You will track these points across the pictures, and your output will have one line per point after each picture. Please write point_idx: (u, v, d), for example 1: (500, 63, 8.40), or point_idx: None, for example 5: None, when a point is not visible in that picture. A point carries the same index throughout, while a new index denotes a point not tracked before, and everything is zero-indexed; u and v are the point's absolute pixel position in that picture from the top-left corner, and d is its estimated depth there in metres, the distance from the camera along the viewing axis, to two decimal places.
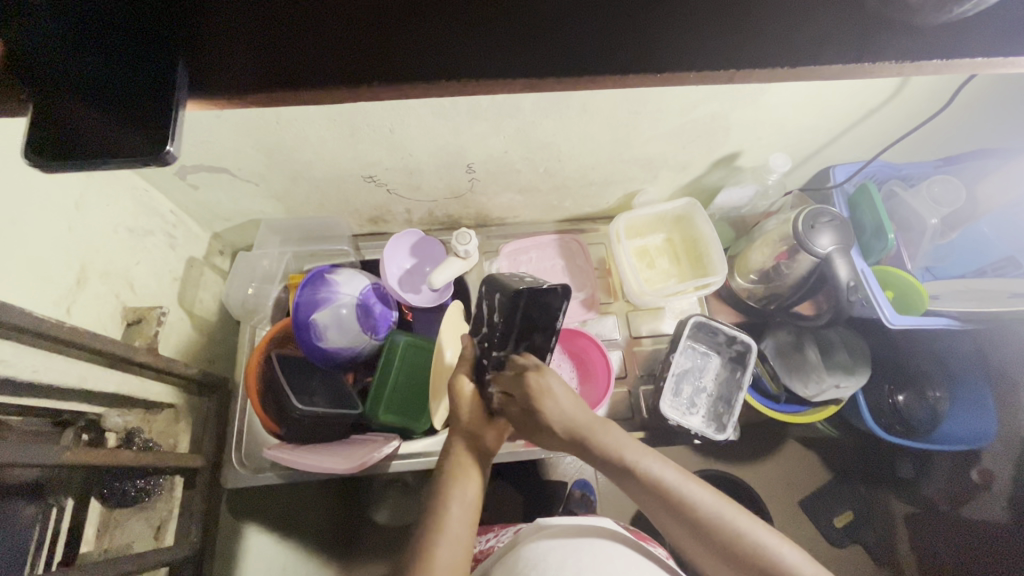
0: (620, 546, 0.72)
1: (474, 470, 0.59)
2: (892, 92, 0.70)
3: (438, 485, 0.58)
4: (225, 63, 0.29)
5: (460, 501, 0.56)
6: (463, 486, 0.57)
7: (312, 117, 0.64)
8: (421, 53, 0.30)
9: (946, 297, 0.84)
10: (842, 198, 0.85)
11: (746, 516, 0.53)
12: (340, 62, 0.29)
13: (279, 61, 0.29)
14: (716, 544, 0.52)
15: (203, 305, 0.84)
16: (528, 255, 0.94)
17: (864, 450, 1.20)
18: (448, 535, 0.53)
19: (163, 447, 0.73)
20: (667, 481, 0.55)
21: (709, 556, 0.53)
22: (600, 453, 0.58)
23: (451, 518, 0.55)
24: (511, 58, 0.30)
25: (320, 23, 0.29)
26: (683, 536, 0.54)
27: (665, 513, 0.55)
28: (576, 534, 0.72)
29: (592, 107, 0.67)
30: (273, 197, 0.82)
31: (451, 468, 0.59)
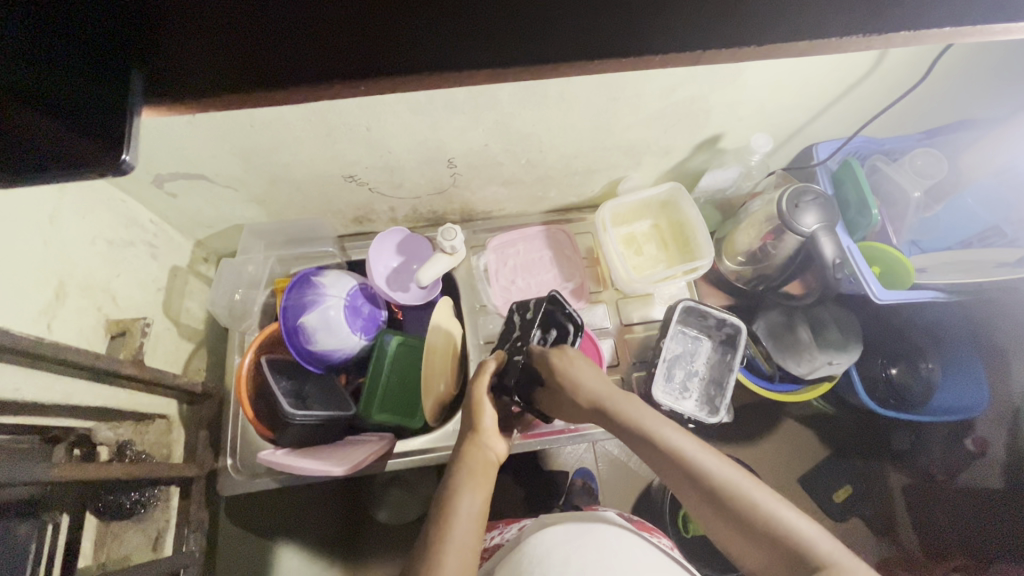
0: (622, 535, 0.72)
1: (483, 481, 0.61)
2: (870, 67, 0.69)
3: (448, 492, 0.60)
4: (181, 69, 0.28)
5: (468, 508, 0.58)
6: (472, 494, 0.59)
7: (287, 117, 0.63)
8: (383, 47, 0.29)
9: (932, 270, 0.85)
10: (826, 175, 0.84)
11: (759, 486, 0.54)
12: (300, 64, 0.29)
13: (237, 64, 0.29)
14: (728, 512, 0.53)
15: (189, 313, 0.83)
16: (516, 247, 0.94)
17: (862, 425, 1.21)
18: (457, 543, 0.55)
19: (156, 458, 0.73)
20: (681, 449, 0.57)
21: (717, 520, 0.55)
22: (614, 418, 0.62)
23: (457, 527, 0.56)
24: (482, 48, 0.30)
25: (280, 20, 0.28)
26: (696, 501, 0.56)
27: (683, 484, 0.57)
28: (578, 528, 0.72)
29: (571, 95, 0.66)
30: (254, 201, 0.81)
31: (460, 474, 0.62)
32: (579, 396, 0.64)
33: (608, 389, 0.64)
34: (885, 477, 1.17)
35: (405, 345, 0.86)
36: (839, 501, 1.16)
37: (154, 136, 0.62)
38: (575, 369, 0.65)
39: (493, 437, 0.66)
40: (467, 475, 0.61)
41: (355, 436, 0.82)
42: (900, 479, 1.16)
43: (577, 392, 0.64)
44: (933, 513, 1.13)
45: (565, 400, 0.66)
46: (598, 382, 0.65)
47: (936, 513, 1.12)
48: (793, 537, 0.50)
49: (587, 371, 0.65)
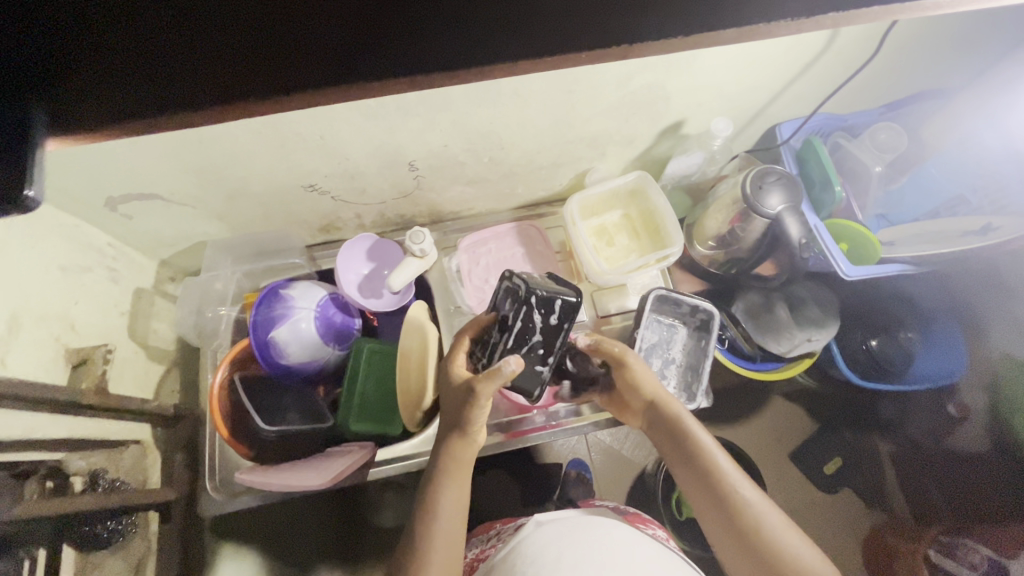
0: (616, 530, 0.72)
1: (464, 475, 0.62)
2: (823, 45, 0.69)
3: (428, 487, 0.61)
4: (89, 97, 0.27)
5: (451, 503, 0.59)
6: (455, 491, 0.60)
7: (235, 131, 0.61)
8: (302, 64, 0.29)
9: (901, 242, 0.86)
10: (791, 154, 0.85)
11: (770, 506, 0.57)
12: (216, 78, 0.28)
13: (151, 88, 0.28)
14: (731, 520, 0.57)
15: (158, 335, 0.82)
16: (487, 246, 0.92)
17: (847, 398, 1.22)
18: (441, 539, 0.57)
19: (132, 485, 0.72)
20: (707, 452, 0.62)
21: (717, 525, 0.58)
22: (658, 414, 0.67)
23: (439, 524, 0.58)
24: (406, 59, 0.30)
25: (194, 41, 0.28)
26: (706, 505, 0.60)
27: (701, 488, 0.60)
28: (572, 526, 0.72)
29: (525, 91, 0.65)
30: (215, 217, 0.79)
31: (445, 468, 0.62)
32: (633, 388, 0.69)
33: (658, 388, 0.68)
34: (873, 446, 1.18)
35: (378, 352, 0.84)
36: (829, 473, 1.17)
37: (98, 159, 0.60)
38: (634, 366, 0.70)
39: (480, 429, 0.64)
40: (454, 468, 0.62)
41: (332, 447, 0.81)
42: (887, 447, 1.18)
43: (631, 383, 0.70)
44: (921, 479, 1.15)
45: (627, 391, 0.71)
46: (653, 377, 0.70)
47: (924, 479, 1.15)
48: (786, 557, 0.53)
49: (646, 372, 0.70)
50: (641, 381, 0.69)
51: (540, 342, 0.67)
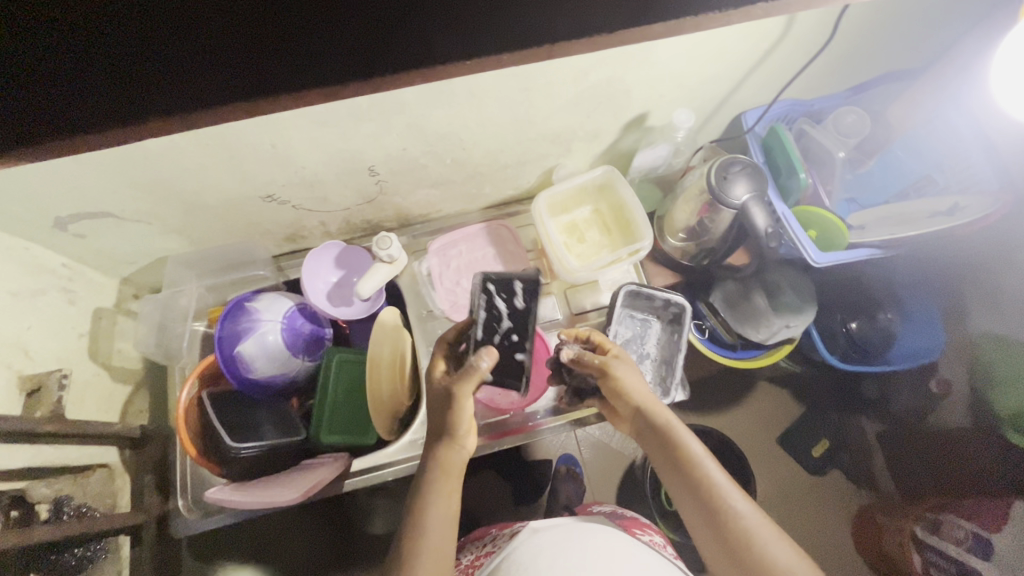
0: (610, 537, 0.72)
1: (454, 483, 0.60)
2: (781, 31, 0.68)
3: (415, 498, 0.59)
4: (83, 109, 0.33)
5: (440, 513, 0.58)
6: (444, 501, 0.58)
7: (182, 144, 0.60)
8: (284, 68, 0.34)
9: (871, 226, 0.85)
10: (757, 143, 0.84)
11: (758, 515, 0.57)
12: (200, 90, 0.34)
13: (138, 104, 0.33)
14: (720, 530, 0.56)
15: (122, 355, 0.80)
16: (458, 248, 0.91)
17: (831, 380, 1.23)
18: (430, 553, 0.55)
19: (99, 510, 0.71)
20: (695, 461, 0.60)
21: (706, 536, 0.58)
22: (647, 420, 0.65)
23: (427, 536, 0.56)
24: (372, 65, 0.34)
25: (162, 58, 0.33)
26: (696, 515, 0.59)
27: (690, 498, 0.59)
28: (565, 531, 0.72)
29: (480, 91, 0.64)
30: (173, 232, 0.77)
31: (432, 476, 0.60)
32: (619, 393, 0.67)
33: (645, 392, 0.66)
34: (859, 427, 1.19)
35: (348, 361, 0.83)
36: (817, 456, 1.18)
37: (41, 179, 0.59)
38: (620, 372, 0.67)
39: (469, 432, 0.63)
40: (442, 477, 0.60)
41: (307, 459, 0.79)
42: (874, 427, 1.19)
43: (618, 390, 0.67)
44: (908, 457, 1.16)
45: (613, 397, 0.68)
46: (640, 380, 0.67)
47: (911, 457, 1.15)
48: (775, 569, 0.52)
49: (634, 377, 0.67)
50: (627, 387, 0.66)
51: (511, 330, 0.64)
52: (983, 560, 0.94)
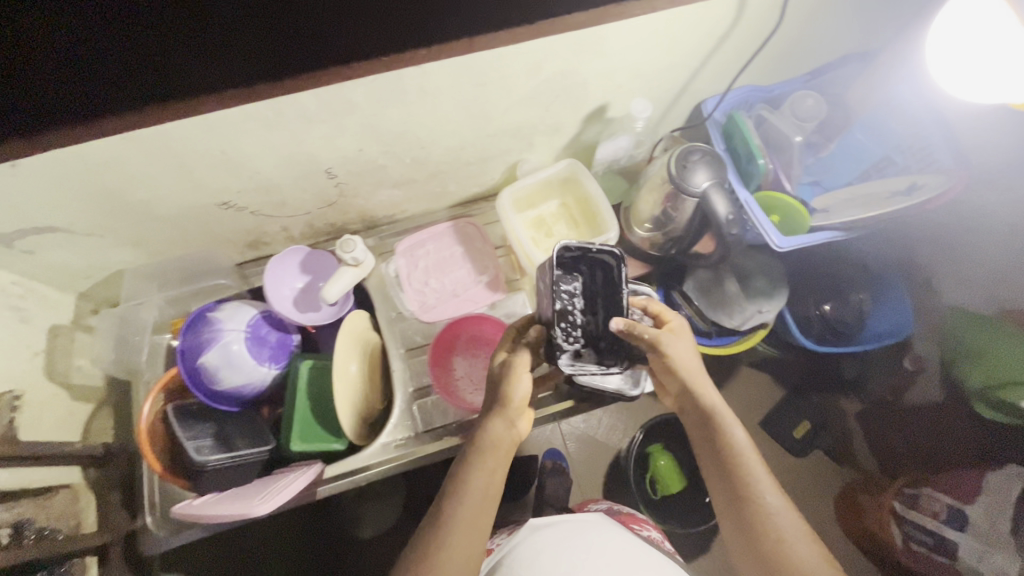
0: (612, 532, 0.73)
1: (500, 461, 0.61)
2: (732, 19, 0.68)
3: (459, 470, 0.61)
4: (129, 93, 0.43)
5: (482, 487, 0.59)
6: (488, 477, 0.60)
7: (126, 153, 0.58)
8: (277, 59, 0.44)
9: (833, 208, 0.86)
10: (717, 129, 0.83)
11: (787, 510, 0.57)
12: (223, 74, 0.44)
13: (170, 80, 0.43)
14: (742, 515, 0.58)
15: (81, 373, 0.78)
16: (425, 248, 0.90)
17: (810, 362, 1.24)
18: (464, 525, 0.57)
19: (62, 531, 0.69)
20: (734, 448, 0.61)
21: (727, 517, 0.60)
22: (693, 400, 0.65)
23: (465, 506, 0.58)
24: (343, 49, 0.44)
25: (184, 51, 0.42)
26: (722, 497, 0.60)
27: (719, 481, 0.61)
28: (576, 526, 0.73)
29: (432, 88, 0.63)
30: (128, 244, 0.75)
31: (481, 450, 0.62)
32: (667, 371, 0.65)
33: (696, 374, 0.65)
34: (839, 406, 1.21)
35: (316, 367, 0.82)
36: (799, 438, 1.19)
37: None
38: (673, 351, 0.64)
39: (520, 415, 0.64)
40: (490, 452, 0.61)
41: (276, 470, 0.78)
42: (852, 406, 1.22)
43: (668, 367, 0.65)
44: (887, 434, 1.18)
45: (663, 373, 0.67)
46: (691, 359, 0.65)
47: (890, 434, 1.17)
48: (789, 559, 0.54)
49: (688, 356, 0.65)
50: (681, 364, 0.65)
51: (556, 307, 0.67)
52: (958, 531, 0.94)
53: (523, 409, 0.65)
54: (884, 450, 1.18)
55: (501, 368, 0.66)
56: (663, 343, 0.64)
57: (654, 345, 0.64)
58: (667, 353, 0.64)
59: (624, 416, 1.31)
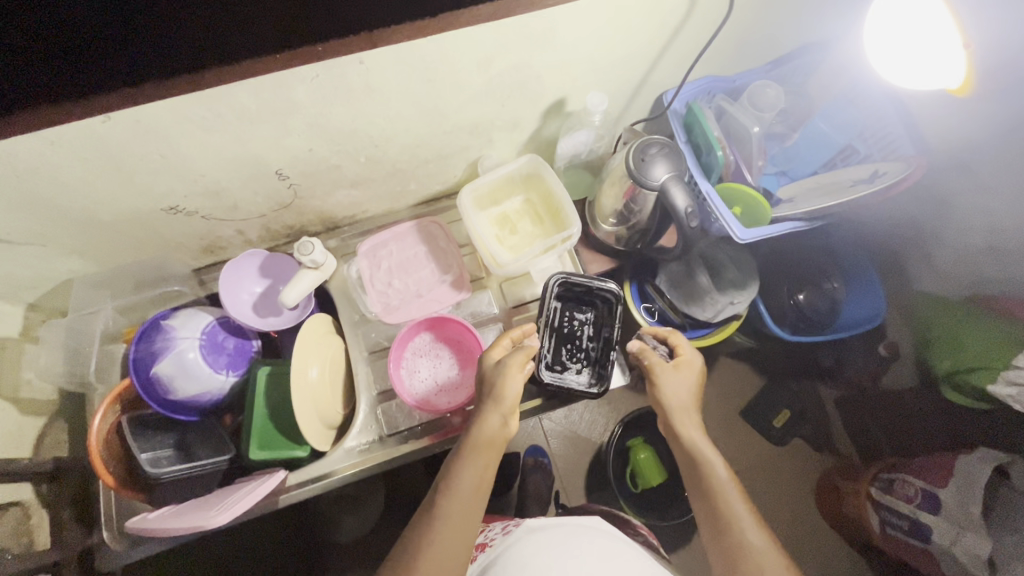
0: (608, 539, 0.72)
1: (489, 459, 0.63)
2: (684, 9, 0.67)
3: (448, 468, 0.63)
4: (90, 76, 0.48)
5: (470, 482, 0.61)
6: (477, 471, 0.61)
7: (55, 157, 0.56)
8: (227, 49, 0.50)
9: (800, 197, 0.85)
10: (678, 120, 0.83)
11: (768, 548, 0.56)
12: (185, 60, 0.49)
13: (133, 68, 0.48)
14: (722, 546, 0.57)
15: (31, 387, 0.76)
16: (387, 248, 0.89)
17: (787, 351, 1.24)
18: (448, 522, 0.58)
19: (14, 550, 0.67)
20: (716, 481, 0.61)
21: (709, 547, 0.59)
22: (678, 430, 0.65)
23: (452, 503, 0.59)
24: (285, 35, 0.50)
25: (141, 45, 0.46)
26: (705, 529, 0.60)
27: (702, 512, 0.61)
28: (563, 533, 0.71)
29: (378, 84, 0.62)
30: (73, 252, 0.73)
31: (473, 447, 0.63)
32: (656, 401, 0.68)
33: (686, 404, 0.66)
34: (816, 393, 1.22)
35: (276, 374, 0.80)
36: (778, 426, 1.20)
37: None
38: (662, 380, 0.68)
39: (513, 414, 0.66)
40: (481, 449, 0.63)
41: (235, 480, 0.76)
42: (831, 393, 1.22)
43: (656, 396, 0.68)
44: (864, 419, 1.18)
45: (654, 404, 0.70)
46: (684, 390, 0.67)
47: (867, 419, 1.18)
48: None
49: (680, 386, 0.67)
50: (667, 397, 0.67)
51: (561, 336, 0.79)
52: (932, 514, 0.92)
53: (516, 408, 0.67)
54: (861, 435, 1.19)
55: (495, 366, 0.68)
56: (654, 372, 0.68)
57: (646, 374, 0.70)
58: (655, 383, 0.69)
59: (603, 410, 1.31)
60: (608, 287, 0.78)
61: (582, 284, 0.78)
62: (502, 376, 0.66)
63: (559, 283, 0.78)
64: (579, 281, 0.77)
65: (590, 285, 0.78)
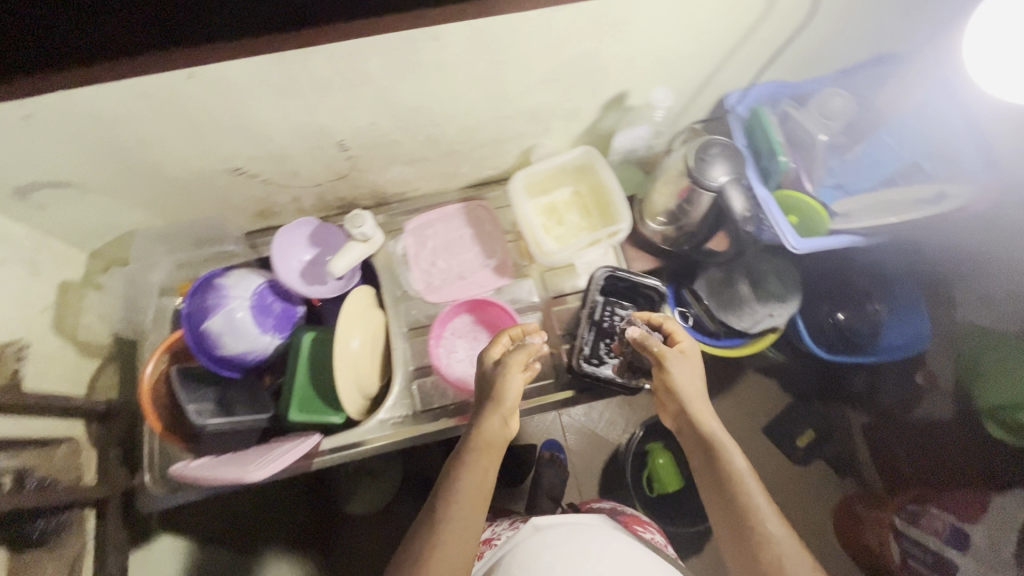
0: (614, 536, 0.72)
1: (491, 461, 0.63)
2: (763, 8, 0.66)
3: (452, 465, 0.63)
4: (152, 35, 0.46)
5: (475, 483, 0.61)
6: (481, 473, 0.62)
7: (136, 109, 0.58)
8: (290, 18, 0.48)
9: (858, 213, 0.81)
10: (740, 124, 0.81)
11: (788, 538, 0.55)
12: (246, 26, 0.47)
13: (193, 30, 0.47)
14: (742, 539, 0.57)
15: (88, 330, 0.79)
16: (434, 228, 0.90)
17: (819, 371, 1.21)
18: (457, 520, 0.58)
19: (65, 482, 0.70)
20: (732, 471, 0.60)
21: (726, 538, 0.59)
22: (692, 420, 0.64)
23: (461, 501, 0.59)
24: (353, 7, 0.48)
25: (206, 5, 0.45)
26: (721, 520, 0.59)
27: (718, 503, 0.60)
28: (567, 531, 0.72)
29: (448, 62, 0.62)
30: (139, 204, 0.76)
31: (475, 448, 0.63)
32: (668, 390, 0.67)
33: (697, 395, 0.66)
34: (844, 417, 1.18)
35: (319, 342, 0.82)
36: (801, 445, 1.18)
37: None
38: (674, 369, 0.67)
39: (513, 414, 0.67)
40: (482, 450, 0.63)
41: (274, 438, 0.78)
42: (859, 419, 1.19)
43: (669, 385, 0.67)
44: (892, 449, 1.15)
45: (663, 393, 0.69)
46: (694, 380, 0.67)
47: (895, 449, 1.14)
48: None
49: (690, 376, 0.67)
50: (679, 384, 0.66)
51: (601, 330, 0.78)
52: None
53: (517, 409, 0.68)
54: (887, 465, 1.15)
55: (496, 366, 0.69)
56: (667, 362, 0.67)
57: (657, 362, 0.68)
58: (667, 372, 0.67)
59: (625, 412, 1.30)
60: (654, 285, 0.78)
61: (628, 279, 0.78)
62: (504, 376, 0.67)
63: (606, 277, 0.78)
64: (626, 277, 0.77)
65: (636, 281, 0.79)
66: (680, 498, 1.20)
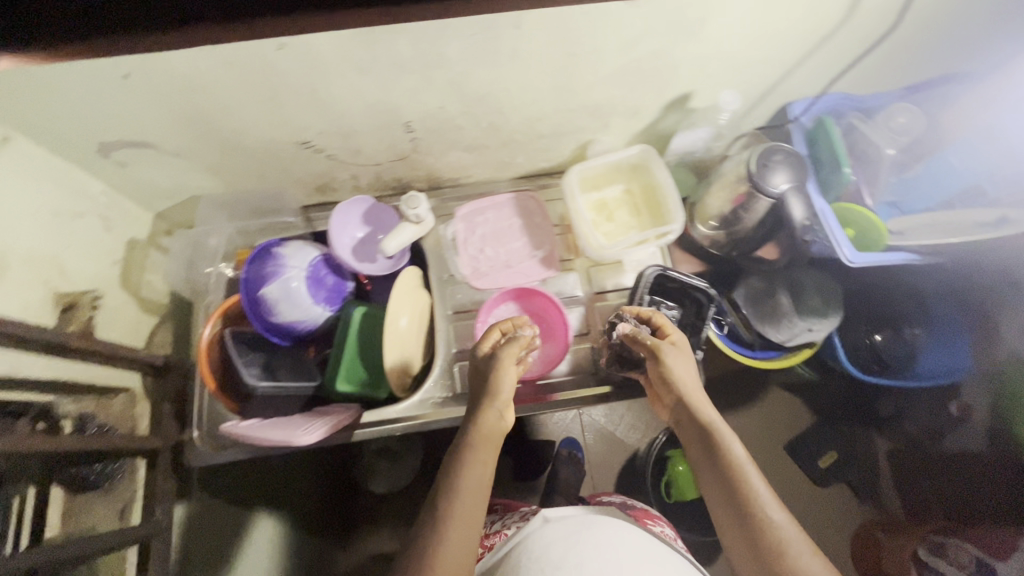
0: (624, 529, 0.72)
1: (489, 455, 0.61)
2: (843, 16, 0.66)
3: (452, 459, 0.60)
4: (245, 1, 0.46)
5: (478, 477, 0.58)
6: (483, 466, 0.59)
7: (224, 76, 0.60)
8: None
9: (914, 232, 0.81)
10: (801, 133, 0.81)
11: (789, 522, 0.54)
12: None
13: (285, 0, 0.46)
14: (745, 527, 0.55)
15: (150, 287, 0.82)
16: (485, 216, 0.92)
17: (848, 392, 1.20)
18: (460, 513, 0.55)
19: (121, 430, 0.73)
20: (730, 458, 0.59)
21: (729, 529, 0.57)
22: (690, 409, 0.64)
23: (464, 493, 0.56)
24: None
25: None
26: (722, 512, 0.58)
27: (718, 494, 0.58)
28: (576, 522, 0.72)
29: (524, 51, 0.63)
30: (209, 170, 0.78)
31: (473, 442, 0.61)
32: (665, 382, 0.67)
33: (693, 385, 0.66)
34: (869, 442, 1.17)
35: (367, 317, 0.84)
36: (823, 465, 1.16)
37: (80, 96, 0.58)
38: (668, 361, 0.66)
39: (508, 407, 0.66)
40: (482, 443, 0.61)
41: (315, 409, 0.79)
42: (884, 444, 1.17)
43: (665, 377, 0.67)
44: (918, 477, 1.13)
45: (659, 386, 0.68)
46: (690, 371, 0.67)
47: (920, 477, 1.13)
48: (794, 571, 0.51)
49: (685, 367, 0.67)
50: (676, 375, 0.66)
51: None
52: None
53: (511, 402, 0.67)
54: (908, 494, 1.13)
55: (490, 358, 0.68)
56: (662, 354, 0.67)
57: (652, 356, 0.68)
58: (662, 364, 0.67)
59: (648, 416, 1.30)
60: (703, 286, 0.77)
61: (676, 278, 0.78)
62: (497, 366, 0.67)
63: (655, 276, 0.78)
64: (676, 276, 0.77)
65: (685, 281, 0.78)
66: (698, 507, 1.19)
